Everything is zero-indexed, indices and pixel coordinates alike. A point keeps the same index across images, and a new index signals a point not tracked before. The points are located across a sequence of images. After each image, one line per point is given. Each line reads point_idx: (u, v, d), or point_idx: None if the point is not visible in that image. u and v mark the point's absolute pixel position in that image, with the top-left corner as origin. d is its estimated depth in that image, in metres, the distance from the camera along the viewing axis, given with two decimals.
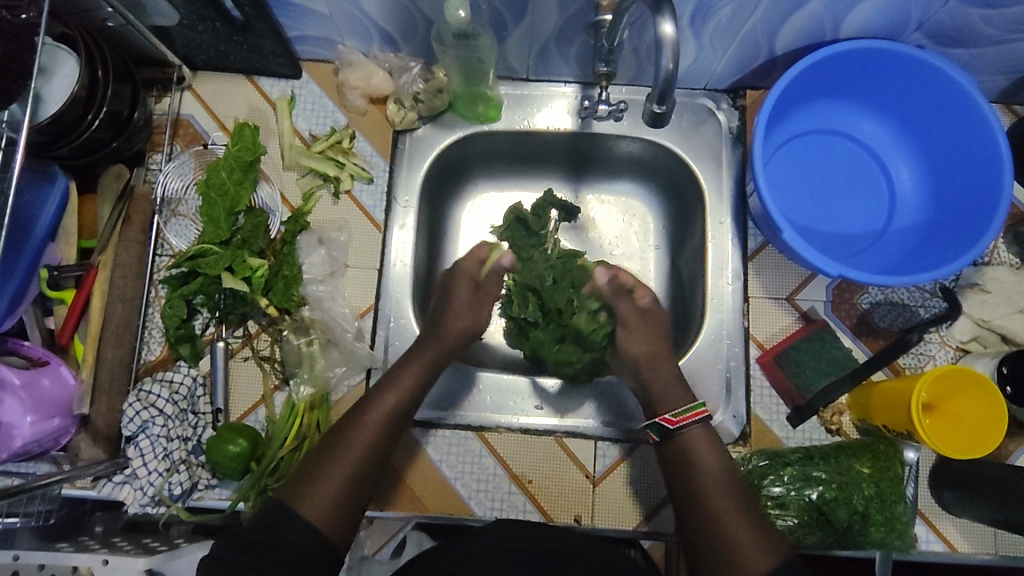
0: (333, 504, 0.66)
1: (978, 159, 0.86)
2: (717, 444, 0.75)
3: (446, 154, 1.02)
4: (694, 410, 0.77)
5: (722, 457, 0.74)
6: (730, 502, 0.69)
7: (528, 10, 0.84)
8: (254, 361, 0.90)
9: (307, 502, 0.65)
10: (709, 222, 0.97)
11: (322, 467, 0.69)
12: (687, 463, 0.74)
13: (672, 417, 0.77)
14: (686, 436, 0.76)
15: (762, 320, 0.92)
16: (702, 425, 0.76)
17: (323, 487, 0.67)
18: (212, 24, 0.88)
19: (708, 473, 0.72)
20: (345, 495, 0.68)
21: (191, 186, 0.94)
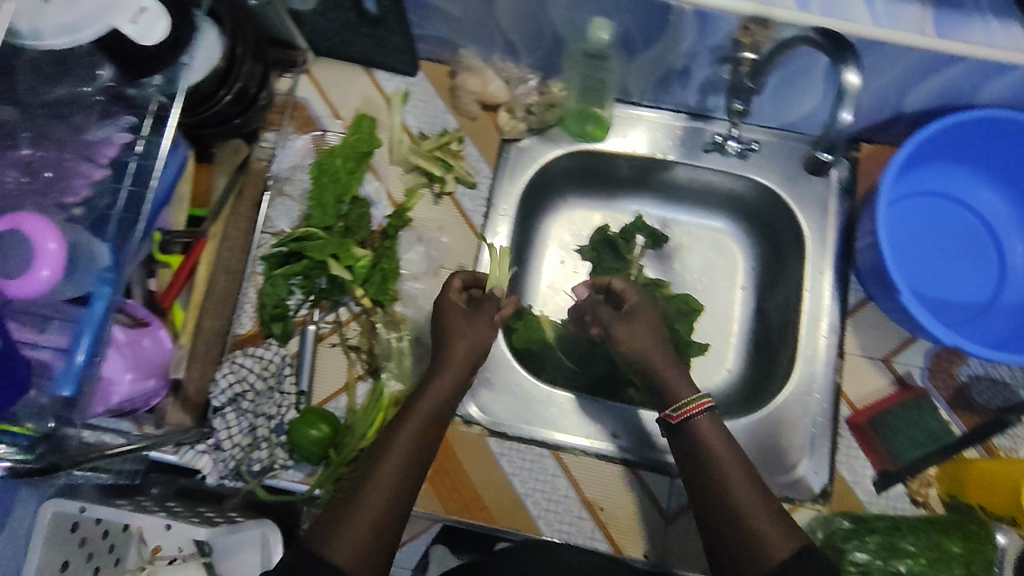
0: (365, 543, 0.61)
1: None
2: (724, 432, 0.73)
3: (546, 168, 1.02)
4: (694, 402, 0.73)
5: (734, 447, 0.71)
6: (754, 496, 0.66)
7: (662, 37, 0.83)
8: (341, 348, 0.91)
9: (337, 543, 0.60)
10: (810, 270, 0.95)
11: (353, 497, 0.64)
12: (703, 458, 0.70)
13: (673, 412, 0.74)
14: (695, 428, 0.73)
15: (854, 378, 0.90)
16: (707, 415, 0.73)
17: (355, 518, 0.62)
18: (344, 14, 0.88)
19: (728, 467, 0.69)
20: (377, 529, 0.62)
21: (301, 168, 0.96)
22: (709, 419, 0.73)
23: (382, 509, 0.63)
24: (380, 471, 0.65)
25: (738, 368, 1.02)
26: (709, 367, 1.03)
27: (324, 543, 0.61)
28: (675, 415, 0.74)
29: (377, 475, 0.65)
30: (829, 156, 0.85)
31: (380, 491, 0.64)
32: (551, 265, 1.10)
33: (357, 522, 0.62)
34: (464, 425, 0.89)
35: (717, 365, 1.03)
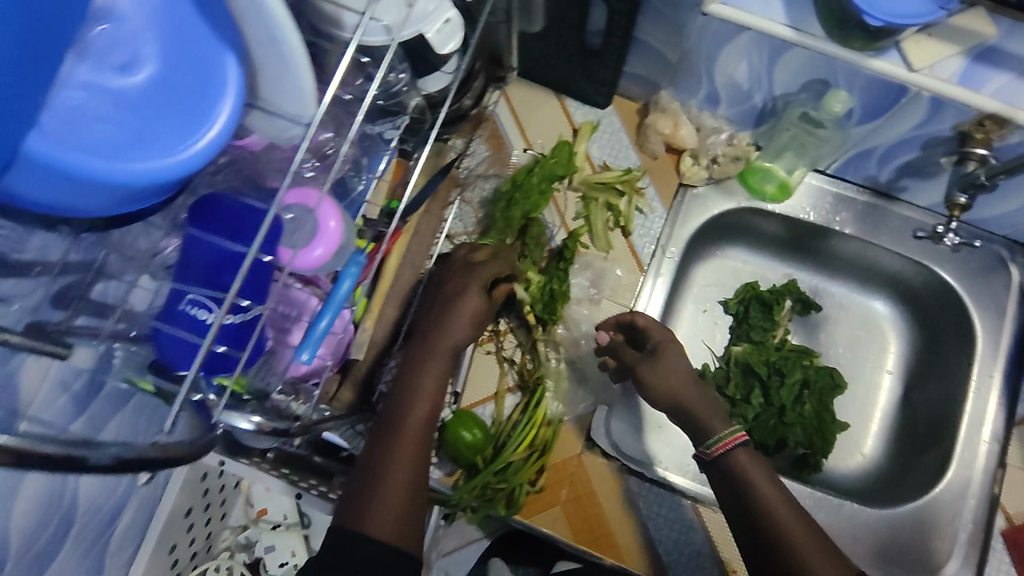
0: (398, 516, 0.65)
1: None
2: (763, 466, 0.70)
3: (717, 218, 1.03)
4: (732, 436, 0.71)
5: (774, 479, 0.69)
6: (798, 523, 0.66)
7: (885, 115, 0.83)
8: (495, 358, 0.93)
9: (373, 519, 0.64)
10: (978, 371, 0.93)
11: (375, 475, 0.67)
12: (743, 490, 0.68)
13: (711, 447, 0.72)
14: (735, 461, 0.70)
15: (1015, 491, 0.89)
16: (746, 447, 0.71)
17: (384, 495, 0.66)
18: (564, 42, 0.93)
19: (767, 497, 0.67)
20: (406, 502, 0.67)
21: (484, 178, 1.00)
22: (748, 453, 0.70)
23: (407, 485, 0.67)
24: (394, 448, 0.69)
25: (875, 454, 1.00)
26: (846, 448, 1.01)
27: (360, 520, 0.64)
28: (711, 452, 0.72)
29: (396, 454, 0.69)
30: None
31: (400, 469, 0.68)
32: (693, 313, 1.09)
33: (387, 499, 0.66)
34: (605, 458, 0.90)
35: (854, 448, 1.01)
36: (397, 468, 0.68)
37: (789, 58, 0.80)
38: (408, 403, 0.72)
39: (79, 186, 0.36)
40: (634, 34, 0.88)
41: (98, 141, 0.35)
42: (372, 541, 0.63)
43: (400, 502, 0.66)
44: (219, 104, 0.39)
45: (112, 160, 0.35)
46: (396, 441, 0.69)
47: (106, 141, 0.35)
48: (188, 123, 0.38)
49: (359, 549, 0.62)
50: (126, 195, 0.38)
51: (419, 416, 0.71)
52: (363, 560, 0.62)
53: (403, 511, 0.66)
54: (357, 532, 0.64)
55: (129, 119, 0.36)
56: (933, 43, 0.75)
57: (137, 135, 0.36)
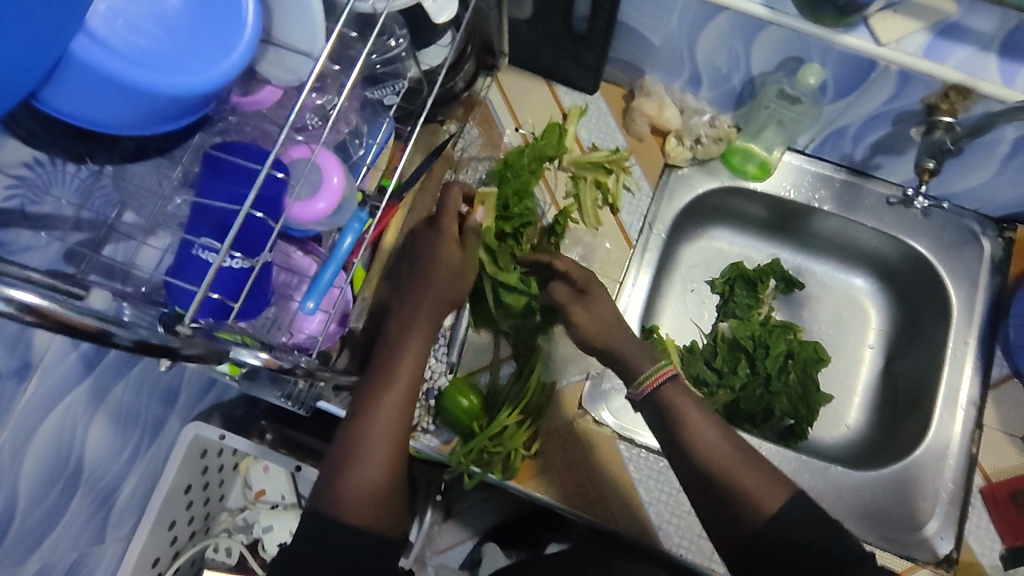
0: (376, 502, 0.67)
1: None
2: (691, 396, 0.74)
3: (701, 198, 1.08)
4: (659, 371, 0.74)
5: (702, 406, 0.73)
6: (724, 440, 0.70)
7: (856, 90, 0.87)
8: (491, 330, 0.96)
9: (349, 505, 0.67)
10: (954, 338, 0.96)
11: (351, 460, 0.69)
12: (674, 419, 0.72)
13: (640, 387, 0.75)
14: (663, 393, 0.74)
15: (992, 452, 0.90)
16: (672, 380, 0.74)
17: (360, 480, 0.68)
18: (552, 27, 0.98)
19: (695, 422, 0.71)
20: (383, 489, 0.68)
21: (477, 159, 1.04)
22: (675, 388, 0.74)
23: (384, 471, 0.69)
24: (369, 433, 0.70)
25: (858, 424, 1.03)
26: (830, 419, 1.04)
27: (338, 506, 0.67)
28: (642, 390, 0.75)
29: (370, 438, 0.70)
30: None
31: (375, 457, 0.69)
32: (681, 292, 1.13)
33: (363, 486, 0.68)
34: (596, 424, 0.93)
35: (838, 419, 1.04)
36: (373, 453, 0.69)
37: (765, 37, 0.85)
38: (383, 391, 0.73)
39: (120, 93, 0.41)
40: (617, 17, 0.93)
41: (135, 51, 0.41)
42: (350, 527, 0.65)
43: (381, 490, 0.68)
44: (239, 28, 0.44)
45: (145, 68, 0.41)
46: (371, 426, 0.71)
47: (141, 52, 0.41)
48: (215, 45, 0.43)
49: (338, 536, 0.65)
50: (154, 104, 0.43)
51: (396, 404, 0.72)
52: (341, 544, 0.65)
53: (380, 498, 0.68)
54: (334, 518, 0.66)
55: (163, 35, 0.42)
56: (899, 19, 0.80)
57: (169, 48, 0.42)
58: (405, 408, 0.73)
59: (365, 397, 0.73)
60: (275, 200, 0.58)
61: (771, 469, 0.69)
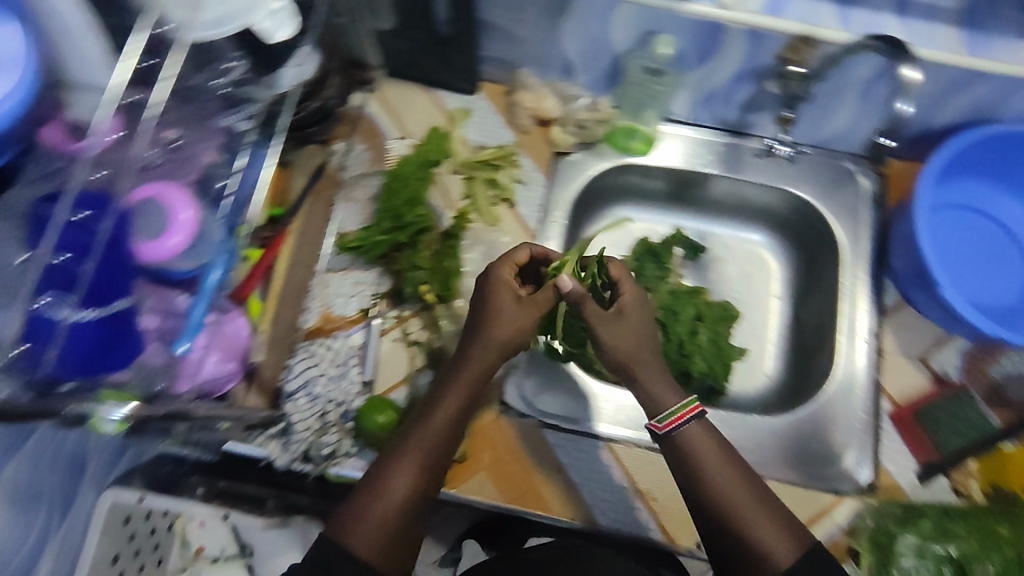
0: (382, 536, 0.64)
1: None
2: (718, 439, 0.71)
3: (596, 179, 1.09)
4: (685, 410, 0.72)
5: (728, 454, 0.70)
6: (743, 489, 0.68)
7: (713, 53, 0.91)
8: (403, 342, 0.94)
9: (357, 532, 0.64)
10: (845, 273, 1.01)
11: (371, 490, 0.67)
12: (694, 464, 0.69)
13: (661, 422, 0.72)
14: (685, 434, 0.71)
15: (896, 377, 0.95)
16: (698, 421, 0.72)
17: (375, 512, 0.65)
18: (418, 34, 0.99)
19: (714, 467, 0.69)
20: (395, 527, 0.65)
21: (366, 176, 1.03)
22: (700, 427, 0.71)
23: (398, 507, 0.66)
24: (397, 460, 0.69)
25: (776, 372, 1.07)
26: (750, 372, 1.07)
27: (345, 533, 0.64)
28: (661, 425, 0.72)
29: (395, 472, 0.68)
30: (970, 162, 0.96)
31: (396, 490, 0.67)
32: None
33: (373, 518, 0.65)
34: (521, 418, 0.94)
35: (757, 370, 1.07)
36: (394, 487, 0.67)
37: (621, 13, 0.88)
38: (419, 430, 0.71)
39: None
40: (479, 15, 0.94)
41: None
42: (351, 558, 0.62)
43: (388, 520, 0.65)
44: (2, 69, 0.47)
45: None
46: (398, 462, 0.68)
47: None
48: None
49: (339, 564, 0.62)
50: None
51: (429, 434, 0.71)
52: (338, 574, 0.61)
53: (386, 534, 0.65)
54: (337, 542, 0.63)
55: None
56: None
57: None
58: (437, 448, 0.71)
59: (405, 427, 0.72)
60: (91, 245, 0.56)
61: (791, 526, 0.67)
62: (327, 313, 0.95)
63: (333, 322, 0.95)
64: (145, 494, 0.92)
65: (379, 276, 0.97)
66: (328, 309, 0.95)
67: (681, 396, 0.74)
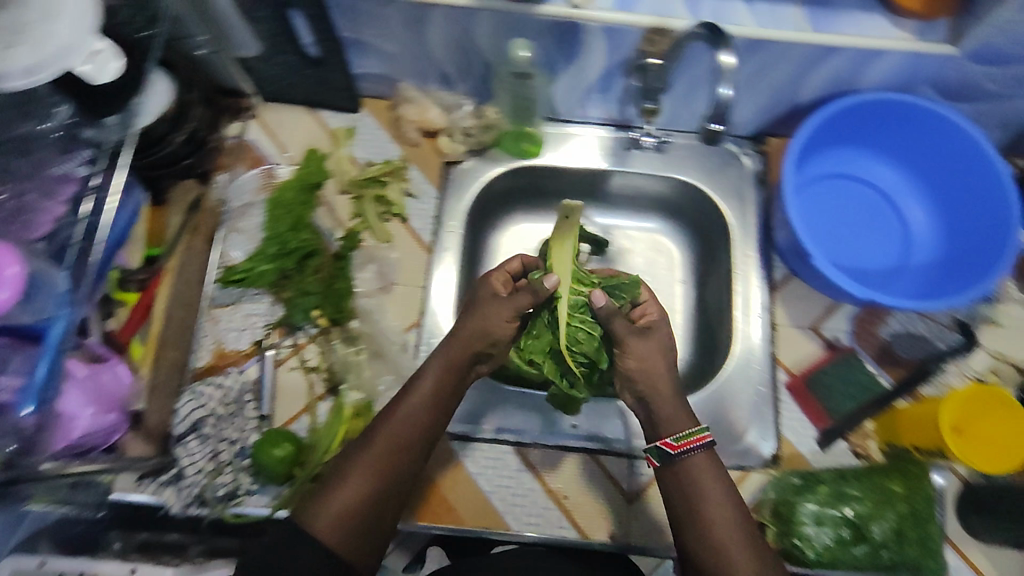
0: (343, 519, 0.66)
1: (993, 211, 0.90)
2: (719, 469, 0.71)
3: (491, 186, 1.06)
4: (696, 437, 0.71)
5: (726, 488, 0.70)
6: (734, 526, 0.68)
7: (579, 53, 0.91)
8: (300, 371, 0.92)
9: (319, 514, 0.66)
10: (736, 254, 1.02)
11: (339, 474, 0.69)
12: (693, 493, 0.69)
13: (672, 442, 0.72)
14: (691, 463, 0.71)
15: (788, 347, 0.98)
16: (705, 451, 0.72)
17: (339, 495, 0.67)
18: (287, 57, 0.94)
19: (710, 498, 0.69)
20: (360, 511, 0.67)
21: (252, 206, 0.98)
22: (706, 457, 0.71)
23: (363, 491, 0.67)
24: (367, 447, 0.70)
25: (685, 354, 1.08)
26: None
27: (308, 516, 0.66)
28: (676, 445, 0.72)
29: (364, 456, 0.69)
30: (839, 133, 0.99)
31: (362, 473, 0.68)
32: None
33: (336, 500, 0.66)
34: None
35: None
36: (359, 472, 0.68)
37: (481, 23, 0.86)
38: (391, 416, 0.72)
39: None
40: (343, 34, 0.91)
41: None
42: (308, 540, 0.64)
43: (351, 505, 0.66)
44: None
45: None
46: (366, 449, 0.70)
47: None
48: None
49: (298, 546, 0.64)
50: None
51: (400, 422, 0.72)
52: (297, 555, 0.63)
53: (349, 516, 0.66)
54: (300, 525, 0.65)
55: None
56: None
57: None
58: (410, 436, 0.71)
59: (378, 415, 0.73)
60: None
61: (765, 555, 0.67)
62: (221, 349, 0.92)
63: (226, 357, 0.92)
64: (48, 556, 0.75)
65: (272, 305, 0.95)
66: (221, 345, 0.93)
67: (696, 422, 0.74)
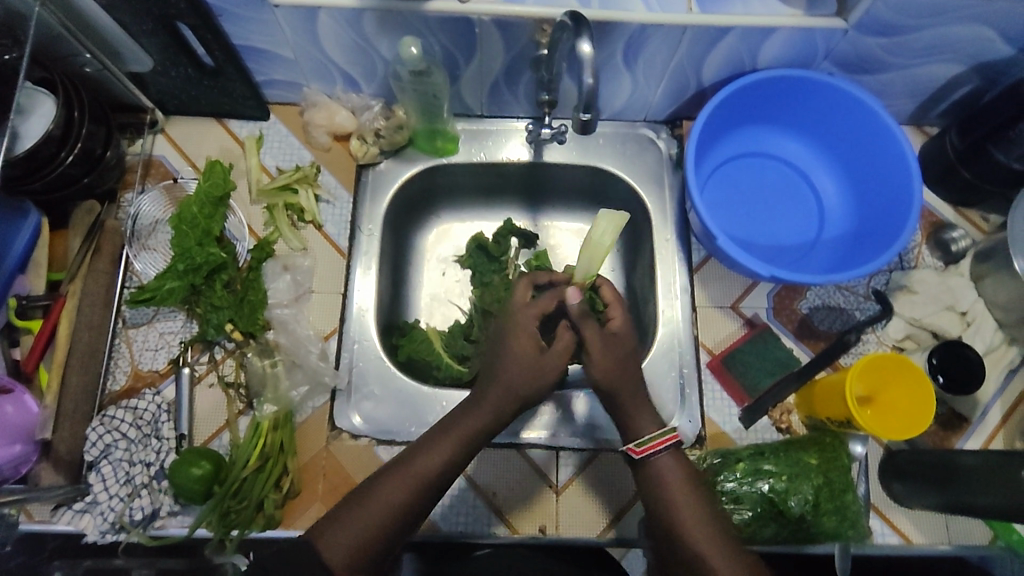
0: (356, 551, 0.65)
1: (899, 181, 0.91)
2: (684, 467, 0.74)
3: (408, 187, 1.06)
4: (659, 439, 0.74)
5: (692, 484, 0.72)
6: (703, 518, 0.69)
7: (476, 49, 0.90)
8: (218, 386, 0.91)
9: (334, 541, 0.65)
10: (656, 239, 1.03)
11: (360, 503, 0.68)
12: (661, 492, 0.72)
13: (635, 447, 0.74)
14: (657, 463, 0.74)
15: (708, 327, 0.98)
16: (670, 449, 0.74)
17: (357, 524, 0.66)
18: (184, 69, 0.93)
19: (676, 496, 0.71)
20: (376, 541, 0.66)
21: (161, 221, 0.97)
22: (671, 456, 0.74)
23: (382, 524, 0.67)
24: (404, 475, 0.70)
25: None
26: None
27: (322, 540, 0.66)
28: (639, 450, 0.74)
29: (390, 488, 0.69)
30: (748, 111, 0.99)
31: (387, 503, 0.68)
32: (432, 277, 1.11)
33: (356, 531, 0.66)
34: (352, 438, 0.90)
35: None
36: (381, 504, 0.68)
37: (371, 24, 0.86)
38: (424, 449, 0.72)
39: None
40: (234, 41, 0.90)
41: None
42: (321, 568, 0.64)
43: (368, 534, 0.66)
44: None
45: None
46: (393, 480, 0.69)
47: None
48: None
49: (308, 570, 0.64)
50: None
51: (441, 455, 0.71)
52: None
53: (364, 548, 0.66)
54: (315, 549, 0.65)
55: None
56: None
57: None
58: (438, 475, 0.71)
59: (420, 444, 0.73)
60: None
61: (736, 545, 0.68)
62: (137, 370, 0.91)
63: (143, 378, 0.91)
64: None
65: (186, 321, 0.94)
66: (136, 366, 0.91)
67: (661, 425, 0.77)
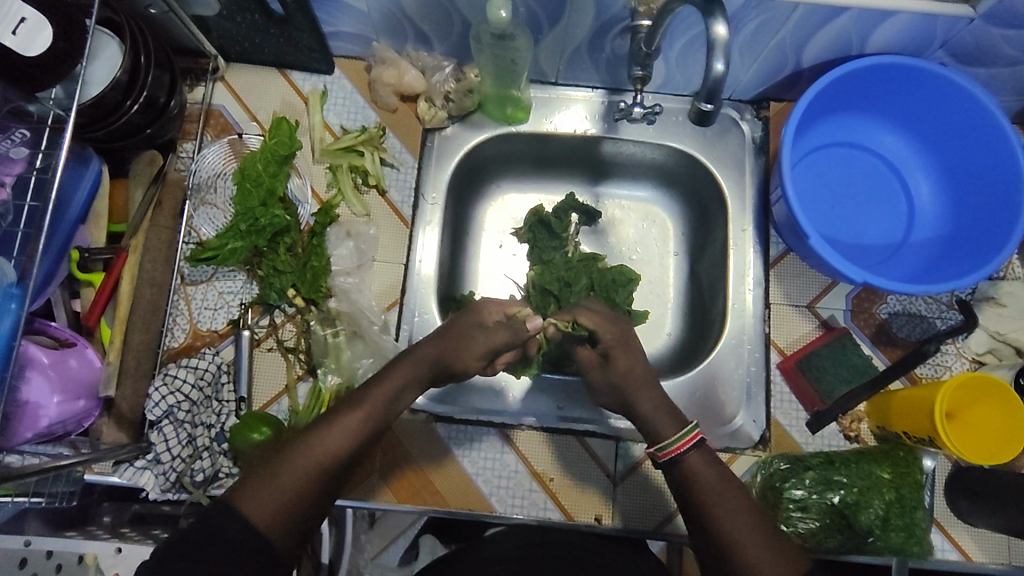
0: (287, 503, 0.55)
1: (1002, 194, 0.86)
2: (717, 467, 0.66)
3: (475, 153, 1.00)
4: (687, 435, 0.67)
5: (727, 481, 0.64)
6: (747, 517, 0.61)
7: (564, 13, 0.84)
8: (279, 351, 0.89)
9: (257, 495, 0.55)
10: (732, 228, 0.97)
11: (284, 452, 0.58)
12: (694, 493, 0.64)
13: (662, 451, 0.68)
14: (687, 464, 0.66)
15: (783, 326, 0.94)
16: (699, 449, 0.67)
17: (283, 475, 0.56)
18: (251, 15, 0.87)
19: (714, 496, 0.63)
20: (302, 494, 0.56)
21: (224, 175, 0.94)
22: (701, 457, 0.66)
23: (310, 472, 0.57)
24: (334, 426, 0.61)
25: (677, 331, 1.03)
26: (650, 332, 1.03)
27: (244, 493, 0.55)
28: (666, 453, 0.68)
29: (318, 437, 0.59)
30: (848, 95, 0.92)
31: (317, 450, 0.58)
32: (489, 250, 1.07)
33: (285, 484, 0.56)
34: (410, 413, 0.91)
35: (657, 330, 1.04)
36: (307, 458, 0.58)
37: None
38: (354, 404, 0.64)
39: None
40: None
41: None
42: (244, 525, 0.52)
43: (295, 489, 0.56)
44: None
45: None
46: (326, 430, 0.60)
47: None
48: None
49: (223, 529, 0.52)
50: None
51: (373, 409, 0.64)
52: (225, 545, 0.51)
53: (293, 502, 0.55)
54: (232, 504, 0.54)
55: None
56: None
57: None
58: (369, 429, 0.62)
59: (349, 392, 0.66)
60: None
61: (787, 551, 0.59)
62: (195, 329, 0.89)
63: (202, 338, 0.89)
64: (33, 536, 0.75)
65: (246, 282, 0.91)
66: (195, 325, 0.90)
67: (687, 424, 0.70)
